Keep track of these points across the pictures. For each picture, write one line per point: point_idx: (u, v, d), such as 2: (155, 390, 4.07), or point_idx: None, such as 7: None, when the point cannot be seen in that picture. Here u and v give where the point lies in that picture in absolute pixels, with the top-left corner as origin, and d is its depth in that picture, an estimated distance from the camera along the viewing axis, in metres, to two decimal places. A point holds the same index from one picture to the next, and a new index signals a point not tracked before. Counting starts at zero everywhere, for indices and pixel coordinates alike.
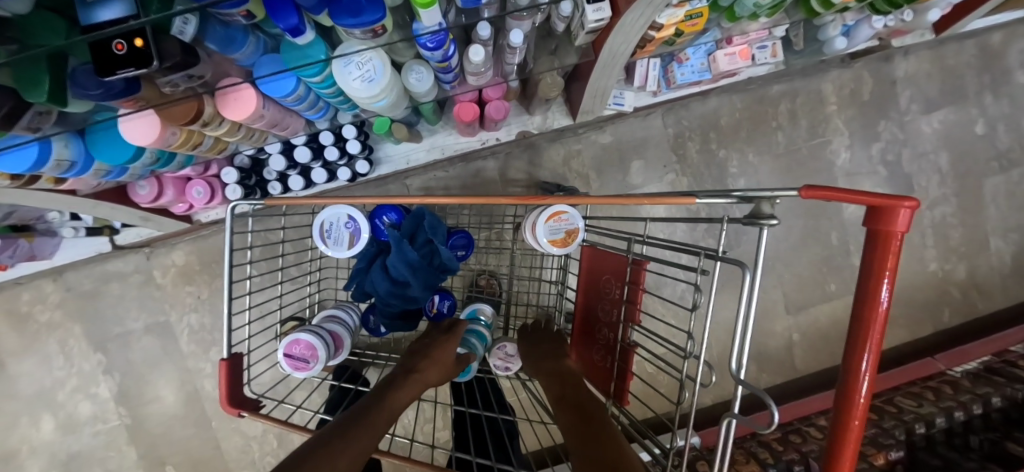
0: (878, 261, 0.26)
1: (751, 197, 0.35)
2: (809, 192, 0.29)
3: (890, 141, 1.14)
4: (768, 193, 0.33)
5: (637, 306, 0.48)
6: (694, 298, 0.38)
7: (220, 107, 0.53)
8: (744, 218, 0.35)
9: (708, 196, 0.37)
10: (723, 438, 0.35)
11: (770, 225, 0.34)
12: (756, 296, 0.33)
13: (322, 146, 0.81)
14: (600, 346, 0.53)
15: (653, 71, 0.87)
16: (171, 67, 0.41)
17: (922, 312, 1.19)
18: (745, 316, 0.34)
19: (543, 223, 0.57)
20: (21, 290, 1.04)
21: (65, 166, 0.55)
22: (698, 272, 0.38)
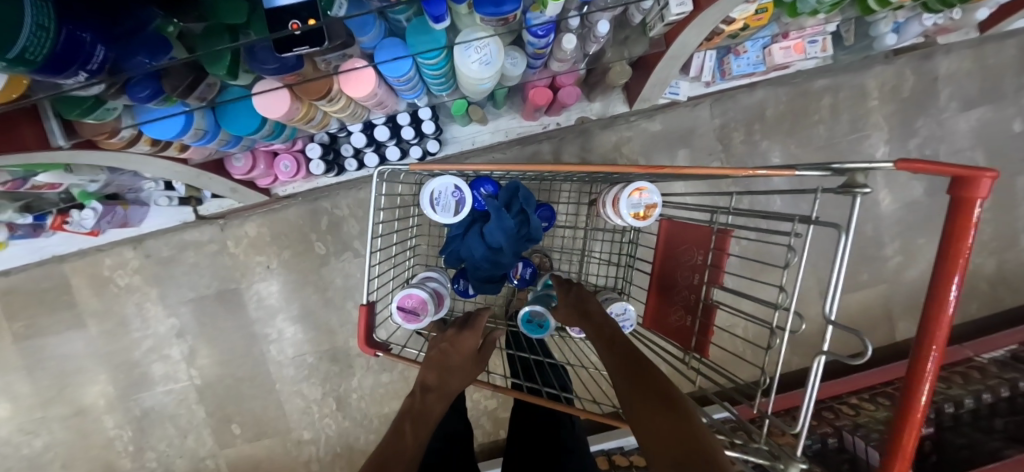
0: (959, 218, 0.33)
1: (847, 169, 0.40)
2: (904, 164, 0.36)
3: (928, 137, 1.18)
4: (863, 165, 0.38)
5: (720, 269, 0.53)
6: (786, 258, 0.44)
7: (343, 85, 0.59)
8: (838, 187, 0.41)
9: (806, 167, 0.42)
10: (813, 377, 0.40)
11: (863, 193, 0.39)
12: (852, 252, 0.38)
13: (399, 125, 0.88)
14: (678, 307, 0.58)
15: (709, 63, 0.92)
16: (333, 47, 0.47)
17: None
18: (840, 269, 0.39)
19: (625, 197, 0.63)
20: (105, 256, 1.12)
21: (200, 134, 0.62)
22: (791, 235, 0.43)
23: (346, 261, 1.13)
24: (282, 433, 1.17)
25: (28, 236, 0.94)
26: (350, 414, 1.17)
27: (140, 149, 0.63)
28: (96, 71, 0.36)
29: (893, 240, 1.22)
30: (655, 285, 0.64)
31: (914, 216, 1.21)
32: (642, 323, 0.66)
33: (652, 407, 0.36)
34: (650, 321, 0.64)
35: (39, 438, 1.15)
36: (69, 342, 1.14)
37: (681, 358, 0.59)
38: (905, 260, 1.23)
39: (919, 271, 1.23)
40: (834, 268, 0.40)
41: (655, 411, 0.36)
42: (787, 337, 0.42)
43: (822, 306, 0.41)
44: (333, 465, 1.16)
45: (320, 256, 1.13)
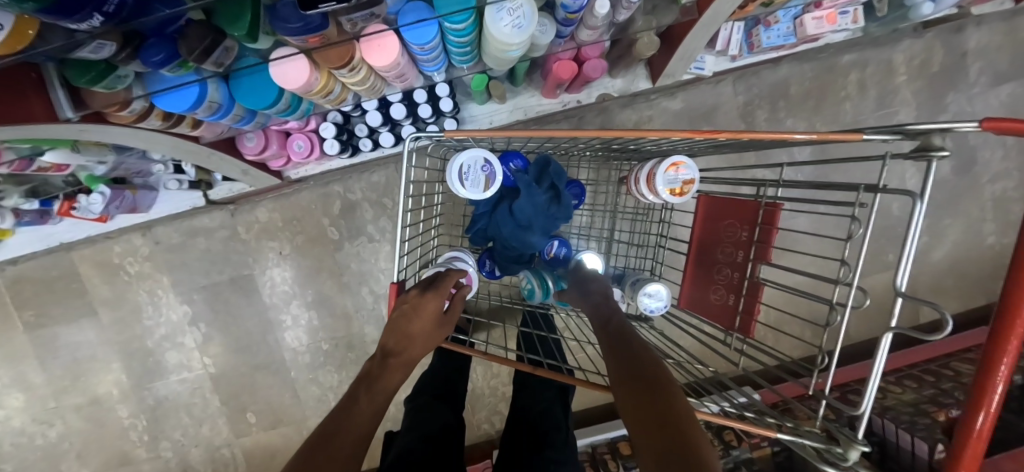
0: None
1: (922, 130, 0.37)
2: (995, 122, 0.33)
3: (957, 113, 1.14)
4: (940, 125, 0.35)
5: (768, 245, 0.50)
6: (850, 229, 0.41)
7: (365, 53, 0.56)
8: (911, 152, 0.38)
9: (875, 131, 0.39)
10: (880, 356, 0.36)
11: (940, 157, 0.36)
12: (931, 221, 0.35)
13: (415, 103, 0.85)
14: (719, 286, 0.56)
15: (736, 35, 0.88)
16: (360, 5, 0.44)
17: (973, 285, 1.22)
18: (914, 239, 0.37)
19: (661, 173, 0.60)
20: (114, 243, 1.10)
21: (214, 107, 0.59)
22: (856, 205, 0.40)
23: (360, 247, 1.11)
24: (300, 421, 1.15)
25: (35, 223, 0.92)
26: None
27: (151, 124, 0.60)
28: (112, 17, 0.33)
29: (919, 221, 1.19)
30: (690, 265, 0.62)
31: (940, 195, 1.18)
32: (677, 303, 0.64)
33: (648, 422, 0.29)
34: (686, 302, 0.63)
35: (54, 428, 1.14)
36: (80, 332, 1.13)
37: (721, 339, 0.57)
38: (930, 241, 1.20)
39: (944, 251, 1.21)
40: (905, 239, 0.37)
41: (651, 427, 0.28)
42: (847, 314, 0.39)
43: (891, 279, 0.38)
44: None
45: (333, 241, 1.11)
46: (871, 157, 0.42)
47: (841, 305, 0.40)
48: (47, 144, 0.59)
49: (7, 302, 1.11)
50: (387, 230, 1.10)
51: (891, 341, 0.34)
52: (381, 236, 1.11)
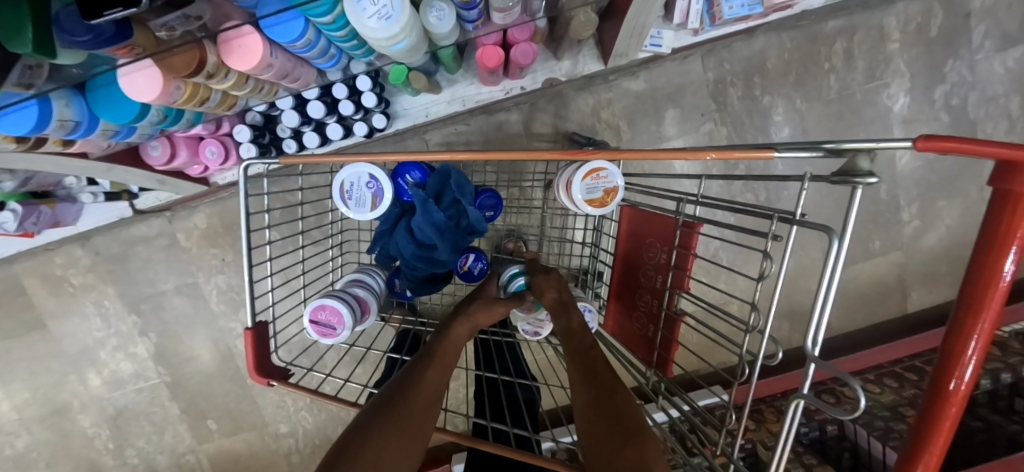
0: (1003, 223, 0.23)
1: (846, 149, 0.28)
2: (929, 144, 0.23)
3: (957, 83, 1.02)
4: (868, 144, 0.26)
5: (685, 274, 0.43)
6: (761, 267, 0.33)
7: (225, 57, 0.48)
8: (835, 174, 0.28)
9: (789, 148, 0.30)
10: (788, 427, 0.31)
11: (867, 184, 0.27)
12: (846, 270, 0.27)
13: (336, 99, 0.75)
14: (641, 314, 0.50)
15: (696, 6, 0.77)
16: (165, 6, 0.35)
17: (967, 270, 1.13)
18: (830, 290, 0.29)
19: (578, 181, 0.52)
20: (52, 255, 1.06)
21: (69, 126, 0.51)
22: (769, 238, 0.32)
23: None
24: (261, 426, 1.14)
25: None
26: (326, 407, 1.14)
27: (3, 146, 0.53)
28: None
29: (910, 203, 1.10)
30: (616, 284, 0.56)
31: (936, 175, 1.08)
32: (604, 325, 0.58)
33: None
34: (612, 326, 0.57)
35: (20, 438, 1.13)
36: (30, 345, 1.10)
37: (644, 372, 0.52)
38: (922, 226, 1.11)
39: (936, 236, 1.11)
40: (821, 287, 0.29)
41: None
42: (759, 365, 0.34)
43: (803, 340, 0.31)
44: (313, 456, 1.15)
45: None
46: (792, 176, 0.33)
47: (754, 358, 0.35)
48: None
49: None
50: None
51: (801, 406, 0.29)
52: None
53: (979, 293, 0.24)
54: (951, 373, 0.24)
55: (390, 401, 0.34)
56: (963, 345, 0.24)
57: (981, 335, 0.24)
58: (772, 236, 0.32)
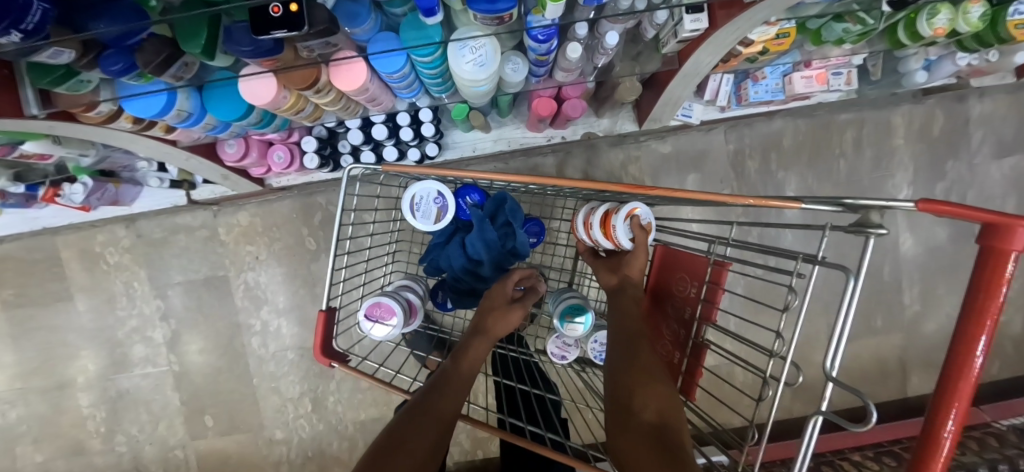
0: (984, 277, 0.23)
1: (862, 206, 0.34)
2: (926, 205, 0.27)
3: (957, 181, 1.11)
4: (880, 202, 0.32)
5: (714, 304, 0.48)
6: (785, 300, 0.37)
7: (333, 78, 0.56)
8: (851, 225, 0.34)
9: (815, 201, 0.37)
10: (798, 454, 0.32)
11: (878, 235, 0.33)
12: (860, 304, 0.31)
13: (398, 126, 0.84)
14: (668, 342, 0.54)
15: (725, 87, 0.88)
16: (316, 33, 0.44)
17: None
18: (845, 321, 0.33)
19: (620, 224, 0.55)
20: (95, 232, 1.09)
21: (183, 116, 0.59)
22: (793, 275, 0.37)
23: None
24: (256, 429, 1.13)
25: (20, 206, 0.94)
26: (326, 417, 1.13)
27: (122, 125, 0.61)
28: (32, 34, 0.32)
29: (912, 287, 1.15)
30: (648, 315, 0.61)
31: (936, 262, 1.14)
32: None
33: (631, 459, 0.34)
34: None
35: (15, 409, 1.12)
36: (52, 316, 1.11)
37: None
38: (922, 310, 1.15)
39: (936, 321, 1.15)
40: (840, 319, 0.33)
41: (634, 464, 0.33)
42: (777, 392, 0.35)
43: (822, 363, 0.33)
44: (303, 468, 1.12)
45: (309, 252, 1.10)
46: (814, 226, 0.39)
47: (774, 379, 0.36)
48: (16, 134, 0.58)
49: None
50: None
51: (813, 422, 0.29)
52: None
53: (956, 359, 0.23)
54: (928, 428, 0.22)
55: (426, 396, 0.42)
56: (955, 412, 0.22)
57: (957, 421, 0.22)
58: (797, 273, 0.37)
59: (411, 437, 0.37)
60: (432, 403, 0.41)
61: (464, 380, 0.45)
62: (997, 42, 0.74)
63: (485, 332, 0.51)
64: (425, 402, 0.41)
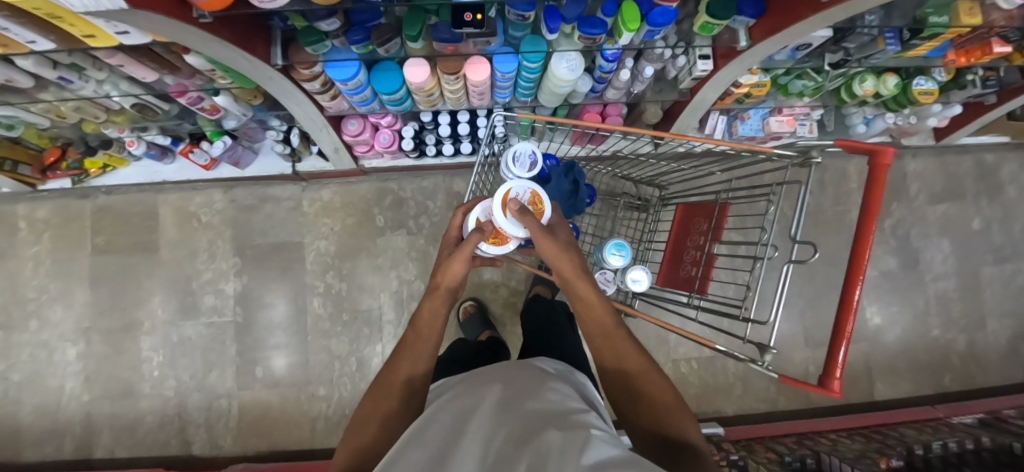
0: (877, 174, 0.57)
1: (809, 148, 0.63)
2: (847, 143, 0.60)
3: (900, 220, 1.41)
4: (818, 143, 0.62)
5: (720, 229, 0.76)
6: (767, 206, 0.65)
7: (465, 70, 0.82)
8: (801, 161, 0.65)
9: (781, 148, 0.65)
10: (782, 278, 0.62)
11: (816, 163, 0.63)
12: (810, 195, 0.61)
13: (477, 126, 1.09)
14: (687, 263, 0.79)
15: (720, 125, 1.18)
16: (482, 33, 0.70)
17: (920, 369, 1.36)
18: (802, 207, 0.63)
19: (503, 217, 0.57)
20: (195, 195, 1.28)
21: (359, 85, 0.83)
22: (772, 191, 0.66)
23: (398, 237, 1.29)
24: (302, 384, 1.22)
25: (155, 159, 1.15)
26: (367, 378, 1.24)
27: (312, 87, 0.85)
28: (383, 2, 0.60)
29: (871, 303, 1.39)
30: (668, 253, 0.85)
31: (890, 284, 1.39)
32: (656, 282, 0.87)
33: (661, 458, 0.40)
34: (663, 280, 0.85)
35: (76, 347, 1.21)
36: (135, 263, 1.25)
37: (685, 303, 0.79)
38: (882, 323, 1.38)
39: (894, 334, 1.37)
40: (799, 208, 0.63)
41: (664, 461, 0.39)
42: (772, 251, 0.64)
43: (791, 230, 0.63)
44: (339, 425, 1.21)
45: (377, 228, 1.30)
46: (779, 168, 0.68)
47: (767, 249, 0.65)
48: (237, 78, 0.82)
49: (87, 223, 1.26)
50: (424, 227, 1.30)
51: (795, 261, 0.58)
52: (418, 231, 1.30)
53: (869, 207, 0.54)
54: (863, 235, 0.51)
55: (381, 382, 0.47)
56: (866, 225, 0.51)
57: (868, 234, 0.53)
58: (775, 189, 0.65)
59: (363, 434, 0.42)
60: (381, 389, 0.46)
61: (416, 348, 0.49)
62: (909, 104, 1.06)
63: (434, 286, 0.54)
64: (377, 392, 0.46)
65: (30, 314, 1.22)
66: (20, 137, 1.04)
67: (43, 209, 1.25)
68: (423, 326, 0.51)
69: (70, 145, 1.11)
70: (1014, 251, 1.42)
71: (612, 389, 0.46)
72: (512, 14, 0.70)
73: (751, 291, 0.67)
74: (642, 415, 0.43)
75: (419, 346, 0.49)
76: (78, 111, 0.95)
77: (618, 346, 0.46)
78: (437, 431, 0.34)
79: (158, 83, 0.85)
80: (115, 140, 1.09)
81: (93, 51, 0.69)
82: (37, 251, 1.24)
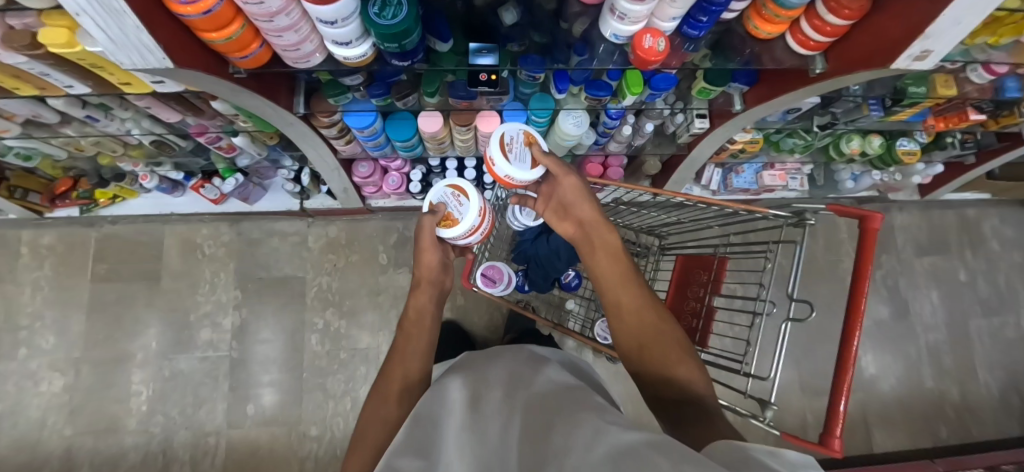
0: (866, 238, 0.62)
1: (802, 210, 0.67)
2: (838, 208, 0.63)
3: (890, 270, 1.44)
4: (810, 205, 0.65)
5: (719, 282, 0.77)
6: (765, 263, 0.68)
7: (476, 122, 0.86)
8: (795, 222, 0.67)
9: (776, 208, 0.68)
10: (780, 337, 0.63)
11: (809, 224, 0.66)
12: (805, 254, 0.64)
13: (482, 172, 1.13)
14: (687, 314, 0.80)
15: (715, 177, 1.23)
16: (495, 91, 0.75)
17: (917, 421, 1.35)
18: (798, 266, 0.65)
19: (499, 162, 0.60)
20: (202, 227, 1.29)
21: (373, 132, 0.87)
22: (768, 249, 0.68)
23: (400, 275, 1.30)
24: (292, 424, 1.18)
25: (166, 191, 1.17)
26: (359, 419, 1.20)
27: (329, 133, 0.89)
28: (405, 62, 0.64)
29: (868, 353, 1.39)
30: (669, 302, 0.86)
31: (885, 334, 1.40)
32: None
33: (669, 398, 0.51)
34: None
35: (63, 378, 1.17)
36: (134, 293, 1.24)
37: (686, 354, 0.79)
38: (878, 374, 1.37)
39: (890, 384, 1.37)
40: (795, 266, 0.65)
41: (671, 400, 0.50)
42: (767, 307, 0.66)
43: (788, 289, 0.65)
44: (327, 470, 1.15)
45: (380, 265, 1.31)
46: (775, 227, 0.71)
47: (764, 306, 0.67)
48: (258, 122, 0.86)
49: (89, 251, 1.26)
50: None
51: (791, 321, 0.61)
52: None
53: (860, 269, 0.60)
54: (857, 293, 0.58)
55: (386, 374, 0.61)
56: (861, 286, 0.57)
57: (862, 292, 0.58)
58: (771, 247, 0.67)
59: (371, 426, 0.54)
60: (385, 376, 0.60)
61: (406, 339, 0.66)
62: (895, 162, 1.12)
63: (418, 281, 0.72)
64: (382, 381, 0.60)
65: (19, 342, 1.19)
66: (38, 168, 1.07)
67: (47, 235, 1.25)
68: (415, 319, 0.69)
69: (83, 176, 1.13)
70: (1001, 304, 1.45)
71: (625, 338, 0.57)
72: (523, 75, 0.75)
73: (750, 346, 0.67)
74: (653, 359, 0.54)
75: (412, 337, 0.66)
76: (98, 145, 0.97)
77: (632, 295, 0.58)
78: (453, 449, 0.39)
79: (180, 124, 0.88)
80: (129, 173, 1.11)
81: (124, 95, 0.73)
82: (37, 278, 1.23)
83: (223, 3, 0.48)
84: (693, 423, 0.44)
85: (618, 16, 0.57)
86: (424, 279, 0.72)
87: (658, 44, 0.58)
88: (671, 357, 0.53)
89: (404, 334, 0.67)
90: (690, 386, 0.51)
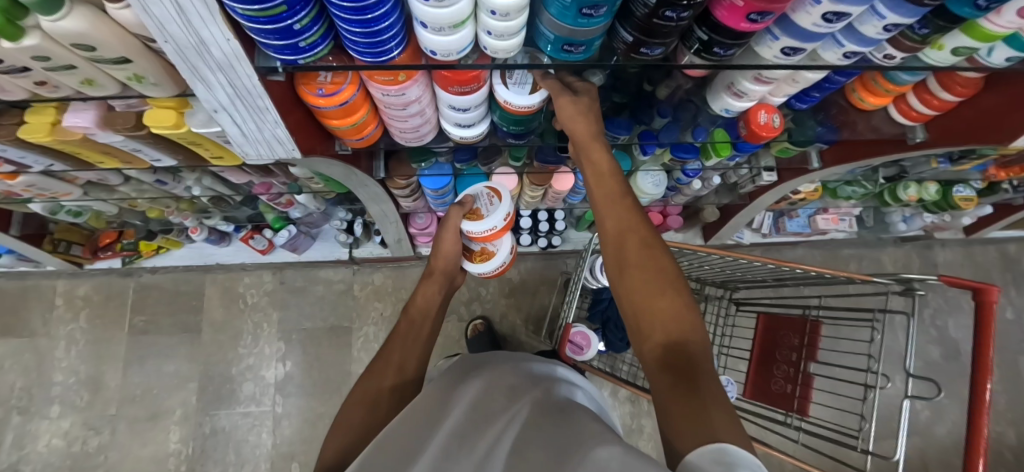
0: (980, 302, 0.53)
1: (911, 280, 0.65)
2: (949, 280, 0.62)
3: (937, 309, 1.44)
4: (920, 276, 0.64)
5: (814, 346, 0.75)
6: (874, 333, 0.66)
7: (554, 181, 0.86)
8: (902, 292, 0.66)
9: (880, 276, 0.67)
10: (903, 415, 0.61)
11: (920, 293, 0.65)
12: (920, 327, 0.62)
13: (537, 221, 1.12)
14: (779, 378, 0.77)
15: (767, 221, 1.24)
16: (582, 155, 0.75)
17: None
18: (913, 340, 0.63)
19: (504, 89, 0.49)
20: (244, 275, 1.25)
21: (444, 192, 0.86)
22: (874, 318, 0.67)
23: (448, 324, 1.25)
24: None
25: (212, 242, 1.14)
26: None
27: (403, 192, 0.88)
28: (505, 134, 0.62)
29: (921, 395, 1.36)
30: (755, 361, 0.84)
31: (937, 374, 1.37)
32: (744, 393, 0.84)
33: (653, 344, 0.38)
34: (752, 392, 0.82)
35: (97, 437, 1.10)
36: (172, 345, 1.19)
37: (783, 420, 0.76)
38: (932, 416, 1.34)
39: (947, 427, 1.33)
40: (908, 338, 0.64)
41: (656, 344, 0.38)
42: (883, 380, 0.63)
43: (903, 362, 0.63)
44: None
45: None
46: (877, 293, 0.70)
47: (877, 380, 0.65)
48: (332, 184, 0.85)
49: (127, 302, 1.21)
50: (476, 313, 1.27)
51: (917, 400, 0.59)
52: (469, 318, 1.26)
53: (981, 337, 0.52)
54: (981, 364, 0.50)
55: (375, 363, 0.62)
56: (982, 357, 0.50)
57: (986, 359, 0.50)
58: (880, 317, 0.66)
59: (345, 416, 0.54)
60: (373, 366, 0.61)
61: (404, 336, 0.66)
62: (950, 208, 1.13)
63: (431, 272, 0.74)
64: (372, 369, 0.61)
65: (51, 399, 1.12)
66: (85, 222, 1.03)
67: (83, 285, 1.21)
68: (415, 321, 0.69)
69: (128, 228, 1.10)
70: None
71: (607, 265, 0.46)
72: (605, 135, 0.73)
73: (863, 421, 0.65)
74: (633, 294, 0.42)
75: (410, 341, 0.65)
76: (152, 202, 0.94)
77: (621, 218, 0.47)
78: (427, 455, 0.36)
79: (245, 183, 0.85)
80: (177, 225, 1.08)
81: (204, 164, 0.71)
82: (72, 330, 1.18)
83: (357, 92, 0.46)
84: (671, 380, 0.33)
85: (735, 94, 0.56)
86: (438, 270, 0.74)
87: (774, 119, 0.60)
88: (650, 288, 0.41)
89: (408, 321, 0.68)
90: (674, 326, 0.38)
